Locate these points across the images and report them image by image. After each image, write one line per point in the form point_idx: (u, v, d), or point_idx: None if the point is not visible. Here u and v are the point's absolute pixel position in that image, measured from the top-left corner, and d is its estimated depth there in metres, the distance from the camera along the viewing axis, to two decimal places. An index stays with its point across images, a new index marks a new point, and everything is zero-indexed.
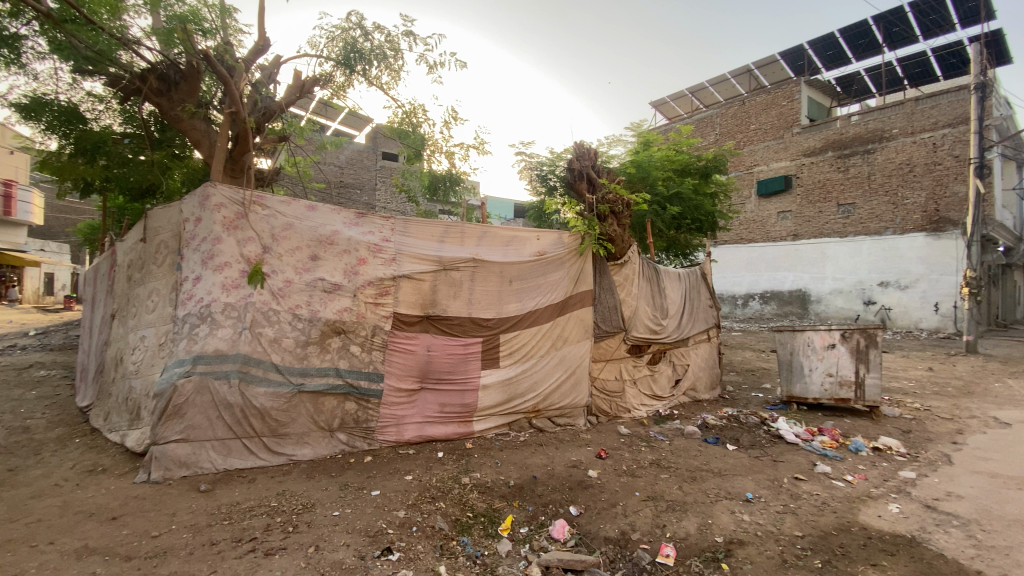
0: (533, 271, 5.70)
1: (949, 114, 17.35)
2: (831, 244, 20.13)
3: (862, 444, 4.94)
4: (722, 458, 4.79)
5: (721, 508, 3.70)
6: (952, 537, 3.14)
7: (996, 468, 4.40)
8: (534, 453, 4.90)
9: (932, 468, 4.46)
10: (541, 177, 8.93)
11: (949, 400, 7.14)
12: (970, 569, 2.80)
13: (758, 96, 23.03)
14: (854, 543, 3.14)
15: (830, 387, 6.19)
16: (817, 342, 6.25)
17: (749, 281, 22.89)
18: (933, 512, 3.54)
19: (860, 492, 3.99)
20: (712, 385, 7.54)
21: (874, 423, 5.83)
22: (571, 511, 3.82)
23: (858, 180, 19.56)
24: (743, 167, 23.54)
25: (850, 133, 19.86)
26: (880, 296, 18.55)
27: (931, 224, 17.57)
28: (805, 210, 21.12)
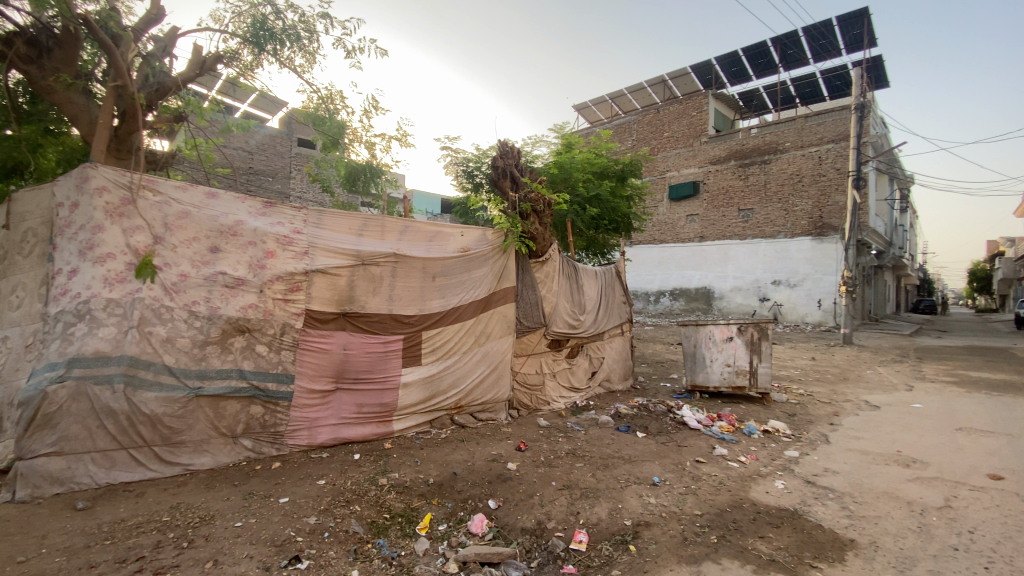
0: (456, 267, 5.65)
1: (832, 131, 19.46)
2: (732, 246, 21.92)
3: (753, 427, 5.43)
4: (632, 445, 5.06)
5: (631, 492, 3.91)
6: (828, 509, 3.53)
7: (861, 444, 5.03)
8: (454, 450, 4.86)
9: (810, 447, 5.00)
10: (466, 173, 8.88)
11: (828, 386, 8.04)
12: (841, 535, 3.16)
13: (671, 106, 24.51)
14: (745, 518, 3.44)
15: (728, 376, 6.74)
16: (717, 335, 6.78)
17: (661, 279, 24.32)
18: (811, 486, 3.98)
19: (751, 471, 4.38)
20: (625, 376, 7.94)
21: (765, 408, 6.45)
22: (489, 505, 3.84)
23: (757, 188, 21.46)
24: (657, 172, 24.99)
25: (749, 145, 21.73)
26: (773, 294, 20.58)
27: (814, 230, 19.68)
28: (710, 214, 22.86)
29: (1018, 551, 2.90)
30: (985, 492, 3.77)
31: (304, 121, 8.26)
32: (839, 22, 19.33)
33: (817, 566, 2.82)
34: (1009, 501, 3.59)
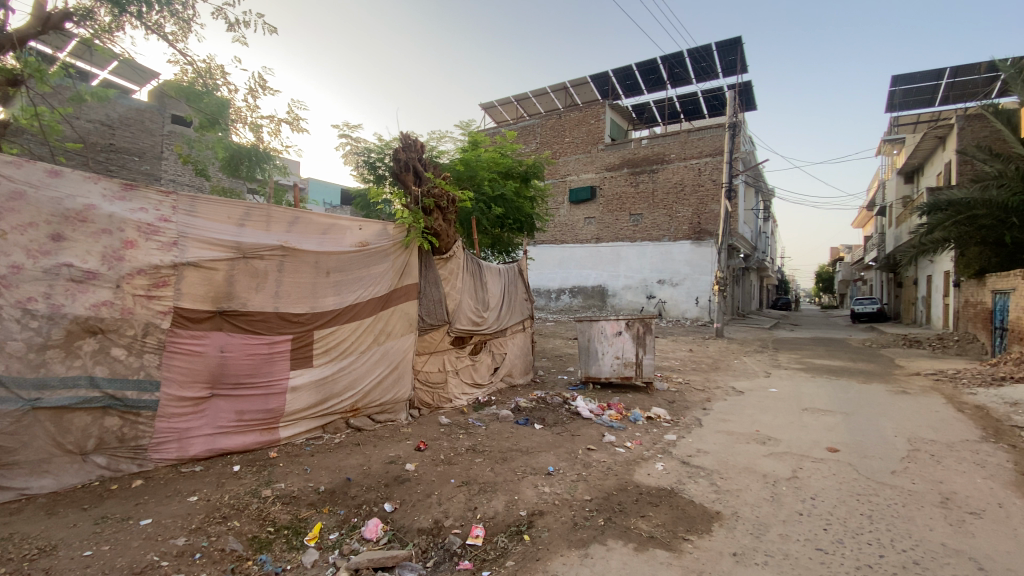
0: (352, 263, 5.39)
1: (710, 146, 21.59)
2: (625, 247, 23.47)
3: (639, 415, 5.87)
4: (530, 437, 5.22)
5: (527, 483, 4.02)
6: (700, 486, 3.92)
7: (728, 426, 5.65)
8: (349, 454, 4.65)
9: (686, 430, 5.52)
10: (368, 164, 8.50)
11: (702, 375, 8.95)
12: (709, 509, 3.52)
13: (572, 112, 25.61)
14: (630, 499, 3.70)
15: (618, 368, 7.21)
16: (608, 330, 7.23)
17: (561, 277, 25.31)
18: (686, 466, 4.39)
19: (636, 455, 4.73)
20: (526, 371, 8.15)
21: (649, 396, 7.00)
22: (385, 508, 3.73)
23: (646, 194, 23.19)
24: (558, 175, 25.97)
25: (640, 154, 23.40)
26: (659, 292, 22.41)
27: (694, 235, 21.75)
28: (605, 217, 24.28)
29: (845, 510, 3.44)
30: (821, 462, 4.43)
31: (176, 94, 7.36)
32: (717, 48, 21.48)
33: (690, 538, 3.12)
34: (839, 469, 4.25)
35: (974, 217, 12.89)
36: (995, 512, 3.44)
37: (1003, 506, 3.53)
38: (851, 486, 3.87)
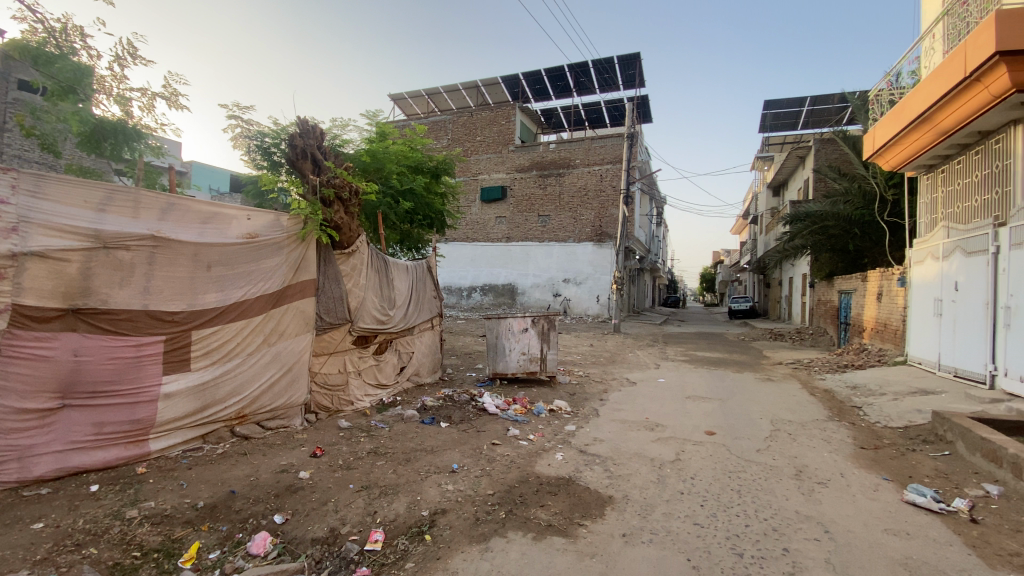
0: (240, 257, 4.96)
1: (611, 153, 22.89)
2: (533, 247, 24.07)
3: (542, 408, 6.06)
4: (435, 436, 5.16)
5: (430, 483, 3.98)
6: (595, 473, 4.15)
7: (622, 415, 6.04)
8: (234, 465, 4.27)
9: (585, 421, 5.81)
10: (261, 149, 7.83)
11: (600, 368, 9.49)
12: (603, 494, 3.74)
13: (483, 112, 25.75)
14: (530, 490, 3.81)
15: (524, 363, 7.37)
16: (515, 327, 7.36)
17: (472, 275, 25.27)
18: (583, 455, 4.62)
19: (538, 446, 4.88)
20: (433, 370, 8.04)
21: (553, 390, 7.26)
22: (275, 520, 3.47)
23: (553, 197, 24.01)
24: (469, 173, 25.96)
25: (548, 158, 24.15)
26: (564, 290, 23.31)
27: (597, 237, 22.93)
28: (515, 217, 24.74)
29: (720, 487, 3.83)
30: (701, 444, 4.89)
31: (19, 54, 6.24)
32: (619, 61, 22.78)
33: (584, 524, 3.28)
34: (715, 450, 4.71)
35: (826, 227, 14.96)
36: (834, 480, 4.03)
37: (841, 475, 4.15)
38: (725, 465, 4.32)
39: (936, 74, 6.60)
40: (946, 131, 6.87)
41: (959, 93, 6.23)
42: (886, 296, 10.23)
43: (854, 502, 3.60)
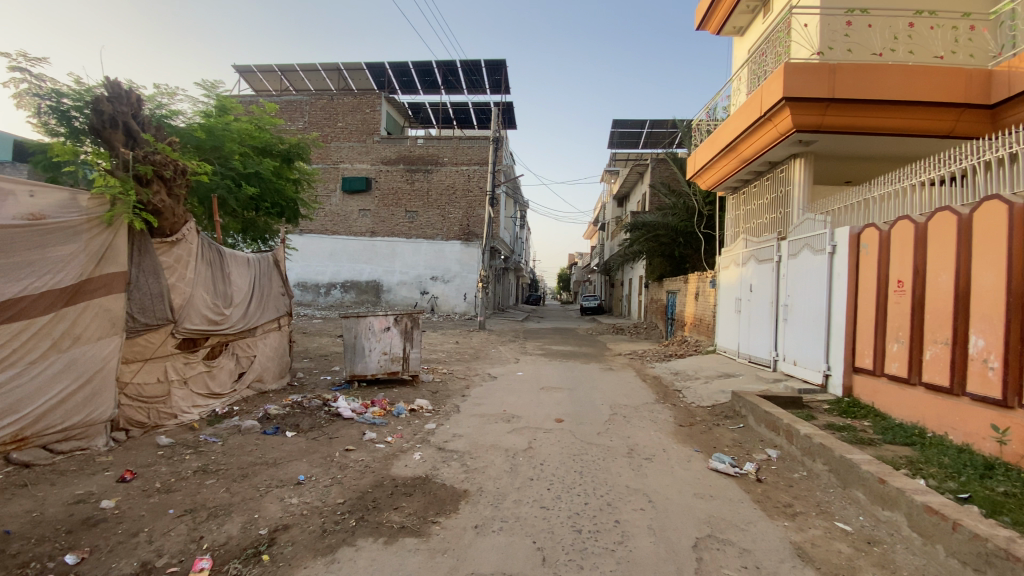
0: (17, 242, 3.99)
1: (478, 155, 23.36)
2: (399, 243, 23.40)
3: (402, 408, 5.93)
4: (279, 446, 4.73)
5: (271, 498, 3.64)
6: (452, 469, 4.20)
7: (482, 409, 6.20)
8: (6, 501, 3.41)
9: (445, 418, 5.83)
10: (56, 112, 6.31)
11: (464, 364, 9.62)
12: (459, 489, 3.79)
13: (345, 97, 24.32)
14: (384, 494, 3.71)
15: (384, 363, 7.14)
16: (376, 326, 7.10)
17: (331, 270, 23.61)
18: (442, 452, 4.63)
19: (395, 448, 4.77)
20: (280, 374, 7.35)
21: (414, 389, 7.16)
22: (65, 561, 2.83)
23: (420, 192, 23.65)
24: (328, 161, 24.28)
25: (415, 153, 23.73)
26: (431, 288, 23.09)
27: (464, 235, 23.17)
28: (380, 211, 23.81)
29: (565, 470, 4.15)
30: (551, 432, 5.25)
31: None
32: (486, 65, 23.28)
33: (438, 521, 3.29)
34: (564, 436, 5.10)
35: (658, 236, 17.08)
36: (659, 455, 4.64)
37: (664, 450, 4.79)
38: (571, 450, 4.69)
39: (740, 112, 7.96)
40: (746, 159, 8.33)
41: (756, 129, 7.59)
42: (703, 296, 12.06)
43: (673, 473, 4.18)
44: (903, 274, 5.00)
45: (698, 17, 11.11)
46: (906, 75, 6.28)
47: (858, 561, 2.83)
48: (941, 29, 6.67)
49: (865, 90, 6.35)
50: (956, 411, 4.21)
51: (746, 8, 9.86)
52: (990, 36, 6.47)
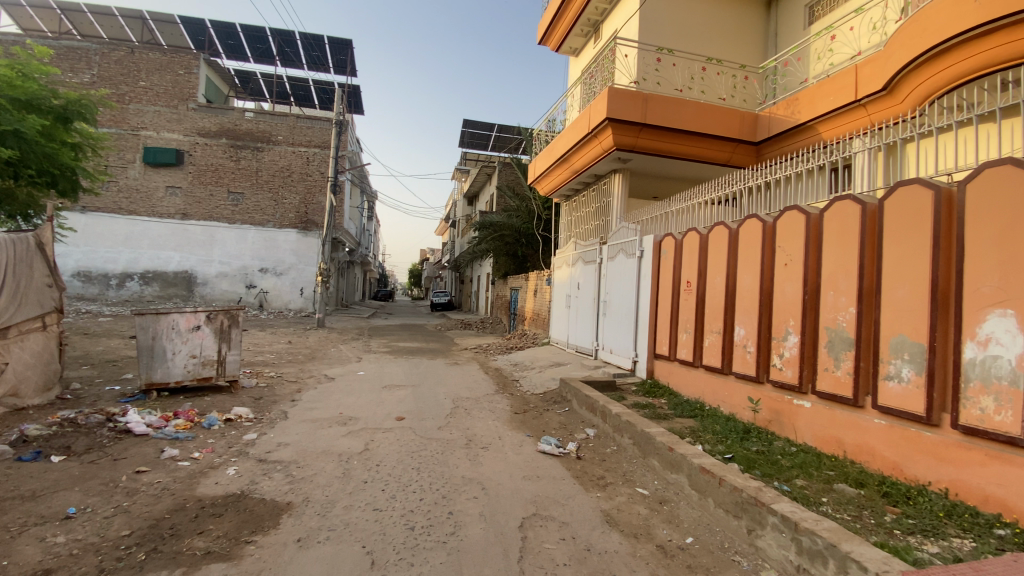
0: None
1: (319, 137, 21.68)
2: (220, 229, 20.48)
3: (215, 418, 5.22)
4: (39, 475, 3.77)
5: (25, 540, 2.88)
6: (274, 481, 3.82)
7: (313, 413, 5.77)
8: None
9: (269, 426, 5.28)
10: None
11: (296, 365, 8.83)
12: (280, 502, 3.46)
13: (150, 52, 20.45)
14: (185, 518, 3.20)
15: (193, 368, 6.19)
16: (181, 325, 6.14)
17: (127, 258, 19.68)
18: (262, 464, 4.19)
19: (204, 465, 4.17)
20: (47, 386, 5.84)
21: (233, 396, 6.34)
22: None
23: (247, 172, 21.03)
24: (126, 126, 20.22)
25: (242, 127, 21.05)
26: (259, 281, 20.64)
27: (301, 223, 21.24)
28: (194, 190, 20.54)
29: (401, 468, 4.09)
30: (390, 431, 5.12)
31: None
32: (329, 42, 21.67)
33: (253, 540, 2.96)
34: (402, 434, 5.01)
35: (503, 236, 17.88)
36: (494, 443, 4.86)
37: (499, 437, 5.03)
38: (408, 447, 4.64)
39: (573, 126, 8.72)
40: (576, 170, 9.15)
41: (585, 143, 8.39)
42: (541, 293, 12.94)
43: (506, 459, 4.41)
44: (691, 276, 6.01)
45: (540, 31, 11.83)
46: (699, 110, 7.55)
47: (652, 519, 3.33)
48: (724, 75, 8.04)
49: (670, 118, 7.47)
50: (726, 387, 5.21)
51: (581, 31, 10.83)
52: (757, 86, 8.10)
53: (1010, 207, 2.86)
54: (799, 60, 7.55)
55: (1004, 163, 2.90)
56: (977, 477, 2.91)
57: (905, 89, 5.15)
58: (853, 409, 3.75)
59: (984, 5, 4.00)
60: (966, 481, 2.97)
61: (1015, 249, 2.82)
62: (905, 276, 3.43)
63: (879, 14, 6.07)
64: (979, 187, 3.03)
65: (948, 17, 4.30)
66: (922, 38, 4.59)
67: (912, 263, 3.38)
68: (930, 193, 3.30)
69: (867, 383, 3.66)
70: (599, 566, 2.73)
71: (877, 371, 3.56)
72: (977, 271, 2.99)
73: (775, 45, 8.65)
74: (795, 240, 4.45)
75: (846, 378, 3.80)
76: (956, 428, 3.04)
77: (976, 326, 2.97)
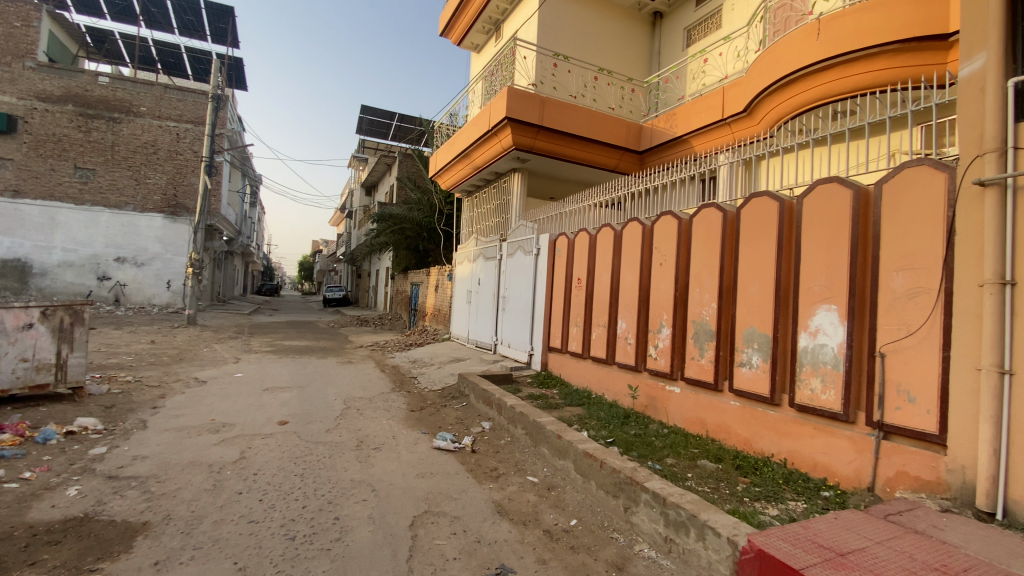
0: None
1: (192, 112, 19.40)
2: (63, 210, 17.47)
3: (53, 431, 4.45)
4: None
5: None
6: (128, 500, 3.35)
7: (179, 421, 5.16)
8: None
9: (123, 438, 4.62)
10: None
11: (160, 368, 7.83)
12: (134, 523, 3.05)
13: None
14: (10, 550, 2.69)
15: (23, 374, 5.22)
16: (6, 322, 5.16)
17: None
18: (113, 481, 3.65)
19: (36, 486, 3.53)
20: None
21: (77, 405, 5.45)
22: None
23: (100, 146, 18.20)
24: None
25: (94, 93, 18.15)
26: (115, 272, 17.94)
27: (168, 208, 18.82)
28: (29, 162, 17.31)
29: (282, 475, 3.82)
30: (271, 436, 4.75)
31: None
32: (205, 7, 19.45)
33: (99, 568, 2.58)
34: (285, 439, 4.67)
35: (403, 229, 17.46)
36: (387, 443, 4.73)
37: (392, 437, 4.91)
38: (292, 452, 4.35)
39: (474, 122, 8.76)
40: (476, 166, 9.18)
41: (485, 140, 8.46)
42: (441, 289, 12.83)
43: (398, 458, 4.31)
44: (581, 273, 6.35)
45: (443, 23, 11.66)
46: (591, 117, 7.99)
47: (540, 506, 3.47)
48: (613, 86, 8.54)
49: (565, 123, 7.81)
50: (610, 376, 5.59)
51: (483, 28, 10.87)
52: (642, 100, 8.75)
53: (835, 219, 3.41)
54: (677, 78, 8.26)
55: (830, 181, 3.45)
56: (808, 448, 3.43)
57: (762, 112, 5.86)
58: (714, 392, 4.23)
59: (824, 43, 4.73)
60: (800, 451, 3.49)
61: (838, 254, 3.36)
62: (756, 276, 3.93)
63: (742, 44, 6.87)
64: (813, 201, 3.56)
65: (796, 51, 5.00)
66: (776, 67, 5.27)
67: (761, 265, 3.89)
68: (776, 204, 3.81)
69: (725, 369, 4.15)
70: (488, 557, 2.78)
71: (733, 359, 4.05)
72: (811, 272, 3.52)
73: (658, 63, 9.40)
74: (669, 242, 4.88)
75: (709, 365, 4.27)
76: (793, 406, 3.56)
77: (808, 319, 3.50)
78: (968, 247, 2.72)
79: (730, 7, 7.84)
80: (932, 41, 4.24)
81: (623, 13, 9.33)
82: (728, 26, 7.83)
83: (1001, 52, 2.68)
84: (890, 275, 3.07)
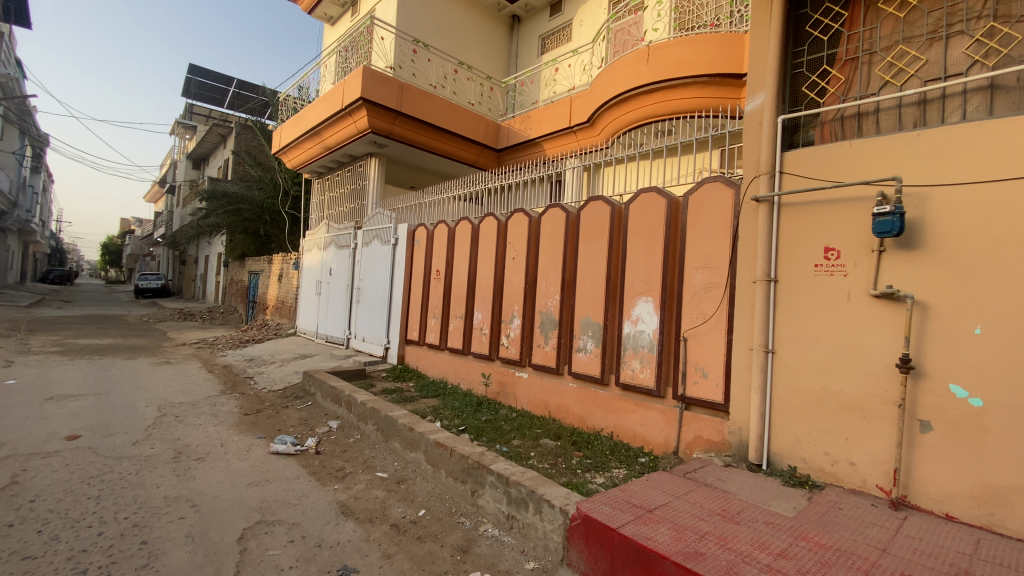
0: None
1: None
2: None
3: None
4: None
5: None
6: None
7: None
8: None
9: None
10: None
11: None
12: None
13: None
14: None
15: None
16: None
17: None
18: None
19: None
20: None
21: None
22: None
23: None
24: None
25: None
26: None
27: None
28: None
29: (70, 500, 3.18)
30: (55, 455, 3.91)
31: None
32: None
33: None
34: (75, 457, 3.88)
35: (240, 210, 15.60)
36: (212, 452, 4.21)
37: (220, 445, 4.38)
38: (84, 472, 3.63)
39: (325, 98, 8.15)
40: (328, 147, 8.57)
41: (337, 120, 7.95)
42: (286, 278, 11.76)
43: (227, 468, 3.87)
44: (439, 265, 6.36)
45: None
46: (450, 109, 8.00)
47: (388, 501, 3.43)
48: (472, 82, 8.71)
49: (423, 111, 7.70)
50: (464, 366, 5.72)
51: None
52: (500, 99, 9.07)
53: (653, 225, 3.92)
54: (532, 83, 8.68)
55: (650, 190, 3.95)
56: (630, 421, 3.92)
57: (602, 123, 6.44)
58: (556, 376, 4.60)
59: (652, 68, 5.38)
60: (623, 425, 3.97)
61: (654, 254, 3.88)
62: (592, 272, 4.34)
63: (587, 58, 7.46)
64: (637, 207, 4.05)
65: (630, 71, 5.62)
66: (613, 85, 5.86)
67: (596, 261, 4.31)
68: (609, 209, 4.25)
69: (566, 354, 4.54)
70: (329, 560, 2.67)
71: (572, 345, 4.43)
72: (634, 268, 4.01)
73: (515, 67, 9.79)
74: (519, 238, 5.14)
75: (551, 351, 4.62)
76: (618, 385, 4.03)
77: (631, 309, 3.99)
78: (746, 251, 3.35)
79: (578, 22, 8.48)
80: (732, 78, 5.12)
81: (483, 11, 9.50)
82: (577, 40, 8.47)
83: (775, 93, 3.35)
84: (692, 272, 3.65)
